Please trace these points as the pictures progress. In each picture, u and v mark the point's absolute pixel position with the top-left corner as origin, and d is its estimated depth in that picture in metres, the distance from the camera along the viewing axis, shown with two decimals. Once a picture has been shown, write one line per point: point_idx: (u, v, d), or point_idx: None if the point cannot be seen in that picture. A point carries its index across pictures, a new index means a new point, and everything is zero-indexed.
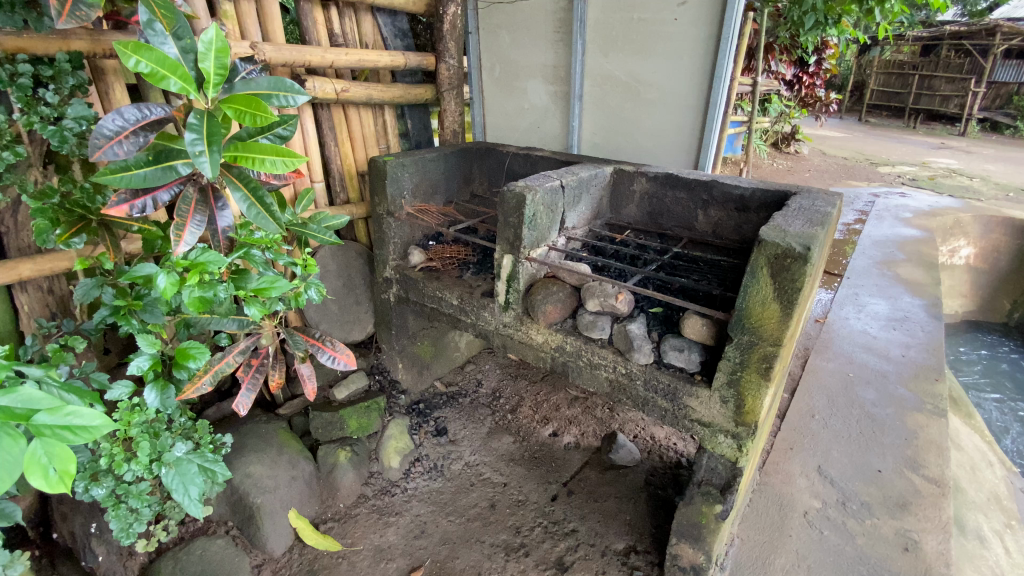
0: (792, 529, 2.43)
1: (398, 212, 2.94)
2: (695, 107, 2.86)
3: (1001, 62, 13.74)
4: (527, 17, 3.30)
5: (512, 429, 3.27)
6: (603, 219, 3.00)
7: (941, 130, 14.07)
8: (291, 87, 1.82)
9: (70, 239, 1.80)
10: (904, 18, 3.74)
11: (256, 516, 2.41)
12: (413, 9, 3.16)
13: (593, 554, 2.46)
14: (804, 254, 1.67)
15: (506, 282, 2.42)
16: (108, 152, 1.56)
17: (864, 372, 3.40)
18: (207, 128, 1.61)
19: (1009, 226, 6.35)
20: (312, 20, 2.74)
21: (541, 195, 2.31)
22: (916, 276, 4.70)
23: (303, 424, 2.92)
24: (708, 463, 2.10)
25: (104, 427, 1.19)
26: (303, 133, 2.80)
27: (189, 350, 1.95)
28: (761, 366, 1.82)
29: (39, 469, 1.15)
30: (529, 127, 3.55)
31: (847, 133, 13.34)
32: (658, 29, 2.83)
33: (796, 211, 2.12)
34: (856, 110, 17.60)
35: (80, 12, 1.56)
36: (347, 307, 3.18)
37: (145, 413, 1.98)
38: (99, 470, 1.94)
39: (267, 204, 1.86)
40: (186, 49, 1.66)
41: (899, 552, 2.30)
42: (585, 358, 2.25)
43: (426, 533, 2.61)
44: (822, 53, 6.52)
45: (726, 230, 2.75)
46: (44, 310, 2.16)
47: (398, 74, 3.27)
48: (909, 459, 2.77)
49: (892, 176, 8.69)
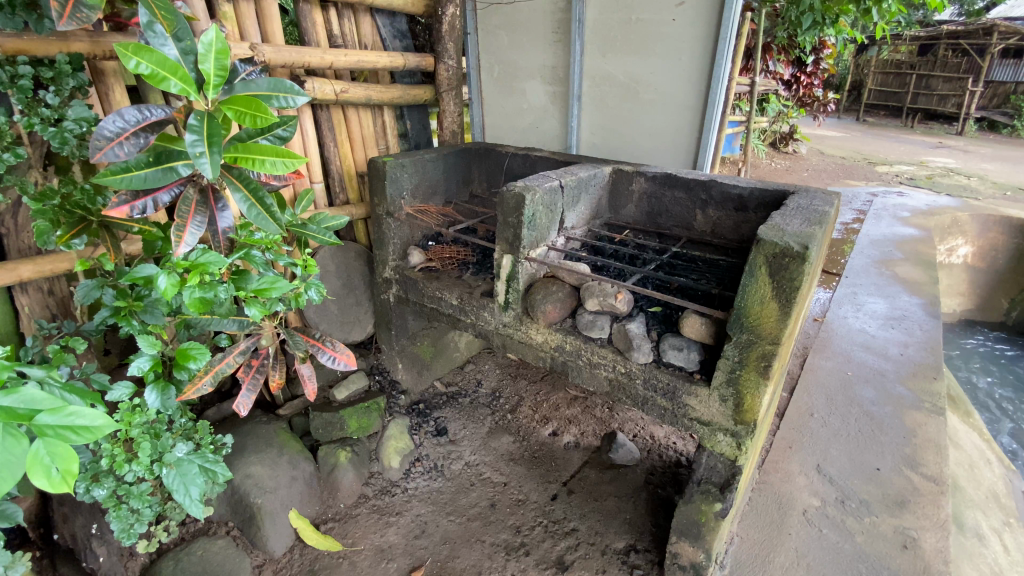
0: (791, 527, 2.44)
1: (398, 213, 2.94)
2: (694, 106, 2.87)
3: (998, 62, 13.71)
4: (525, 19, 3.31)
5: (512, 429, 3.27)
6: (602, 219, 3.01)
7: (938, 129, 14.17)
8: (291, 88, 1.82)
9: (70, 240, 1.81)
10: (902, 17, 3.74)
11: (256, 517, 2.42)
12: (412, 9, 3.16)
13: (594, 553, 2.46)
14: (803, 253, 1.68)
15: (506, 282, 2.42)
16: (108, 153, 1.56)
17: (863, 371, 3.41)
18: (208, 129, 1.62)
19: (1006, 224, 6.38)
20: (311, 21, 2.74)
21: (540, 195, 2.32)
22: (915, 276, 4.70)
23: (303, 424, 2.93)
24: (708, 462, 2.10)
25: (106, 427, 1.20)
26: (303, 134, 2.80)
27: (189, 351, 1.95)
28: (760, 365, 1.83)
29: (42, 469, 1.15)
30: (528, 127, 3.56)
31: (843, 132, 13.42)
32: (657, 30, 2.84)
33: (795, 211, 2.13)
34: (854, 109, 17.64)
35: (81, 14, 1.56)
36: (347, 308, 3.19)
37: (145, 413, 1.98)
38: (100, 470, 1.95)
39: (267, 205, 1.87)
40: (186, 50, 1.67)
41: (898, 550, 2.31)
42: (585, 358, 2.25)
43: (426, 532, 2.62)
44: (820, 53, 6.52)
45: (725, 229, 2.76)
46: (44, 311, 2.17)
47: (398, 74, 3.28)
48: (907, 457, 2.78)
49: (891, 176, 8.72)
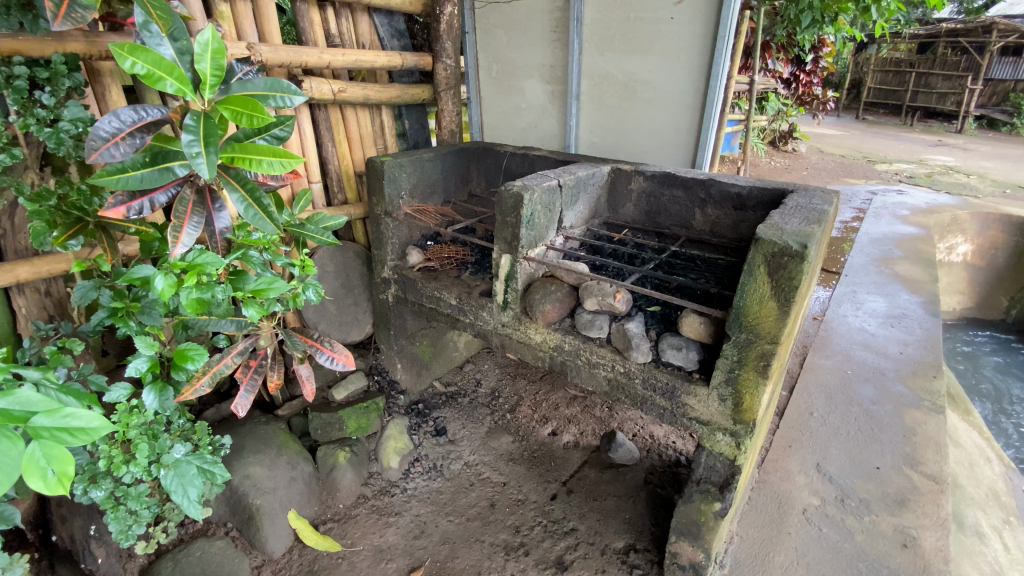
0: (791, 526, 2.44)
1: (396, 213, 2.93)
2: (692, 104, 2.86)
3: (999, 58, 13.64)
4: (523, 18, 3.30)
5: (511, 429, 3.27)
6: (602, 219, 3.00)
7: (938, 128, 14.11)
8: (288, 88, 1.80)
9: (67, 241, 1.80)
10: (901, 16, 3.80)
11: (256, 517, 2.42)
12: (409, 9, 3.15)
13: (593, 553, 2.46)
14: (802, 252, 1.67)
15: (505, 282, 2.41)
16: (104, 154, 1.55)
17: (862, 370, 3.40)
18: (204, 129, 1.61)
19: (1006, 223, 6.36)
20: (308, 21, 2.74)
21: (539, 194, 2.31)
22: (914, 275, 4.68)
23: (302, 425, 2.92)
24: (707, 462, 2.09)
25: (103, 428, 1.19)
26: (301, 133, 2.80)
27: (188, 351, 1.95)
28: (759, 364, 1.82)
29: (38, 471, 1.14)
30: (527, 126, 3.56)
31: (843, 130, 13.39)
32: (655, 29, 2.84)
33: (794, 210, 2.12)
34: (853, 108, 17.63)
35: (76, 15, 1.55)
36: (345, 308, 3.19)
37: (144, 414, 1.98)
38: (98, 472, 1.94)
39: (264, 206, 1.86)
40: (181, 50, 1.69)
41: (899, 549, 2.31)
42: (584, 357, 2.24)
43: (426, 533, 2.61)
44: (820, 51, 6.46)
45: (724, 228, 2.75)
46: (42, 312, 2.16)
47: (395, 74, 3.27)
48: (907, 455, 2.77)
49: (890, 173, 8.71)
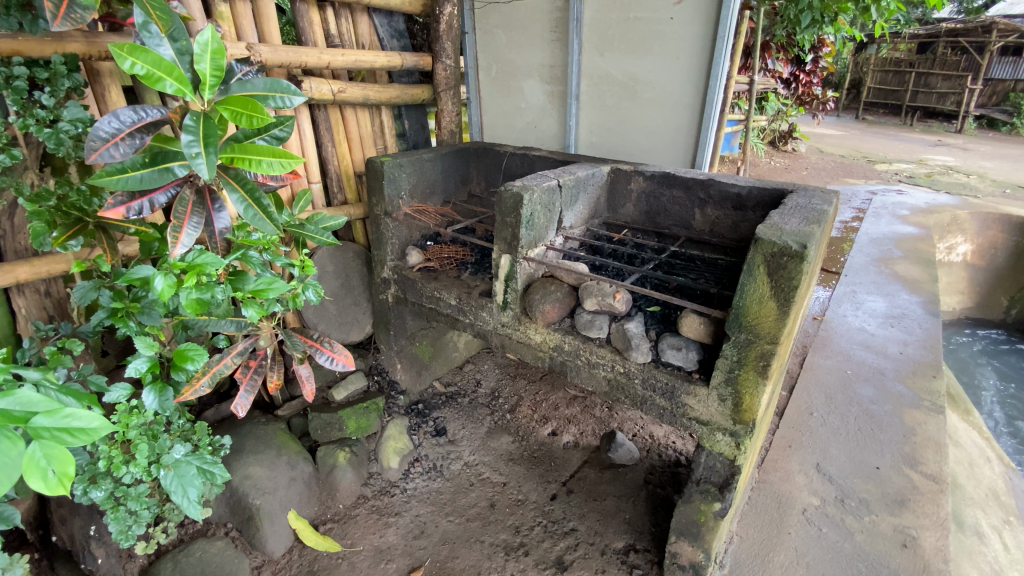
0: (791, 526, 2.44)
1: (396, 213, 2.93)
2: (692, 104, 2.86)
3: (999, 58, 13.63)
4: (523, 18, 3.30)
5: (511, 429, 3.27)
6: (601, 219, 3.00)
7: (938, 127, 14.10)
8: (288, 88, 1.80)
9: (66, 241, 1.80)
10: (901, 16, 3.81)
11: (255, 517, 2.41)
12: (409, 9, 3.14)
13: (593, 553, 2.46)
14: (801, 252, 1.67)
15: (505, 282, 2.41)
16: (103, 154, 1.54)
17: (862, 370, 3.40)
18: (203, 130, 1.61)
19: (1006, 222, 6.35)
20: (308, 21, 2.73)
21: (539, 195, 2.31)
22: (914, 275, 4.69)
23: (302, 425, 2.92)
24: (707, 462, 2.09)
25: (103, 429, 1.19)
26: (300, 133, 2.80)
27: (187, 351, 1.95)
28: (758, 364, 1.82)
29: (38, 471, 1.15)
30: (526, 127, 3.56)
31: (842, 130, 13.39)
32: (655, 29, 2.84)
33: (794, 210, 2.12)
34: (852, 108, 17.62)
35: (75, 15, 1.55)
36: (345, 308, 3.19)
37: (143, 415, 1.98)
38: (98, 473, 1.94)
39: (263, 206, 1.85)
40: (181, 50, 1.70)
41: (898, 549, 2.31)
42: (584, 357, 2.24)
43: (426, 533, 2.61)
44: (819, 51, 6.46)
45: (724, 228, 2.75)
46: (42, 312, 2.16)
47: (395, 74, 3.27)
48: (907, 455, 2.77)
49: (890, 173, 8.71)
